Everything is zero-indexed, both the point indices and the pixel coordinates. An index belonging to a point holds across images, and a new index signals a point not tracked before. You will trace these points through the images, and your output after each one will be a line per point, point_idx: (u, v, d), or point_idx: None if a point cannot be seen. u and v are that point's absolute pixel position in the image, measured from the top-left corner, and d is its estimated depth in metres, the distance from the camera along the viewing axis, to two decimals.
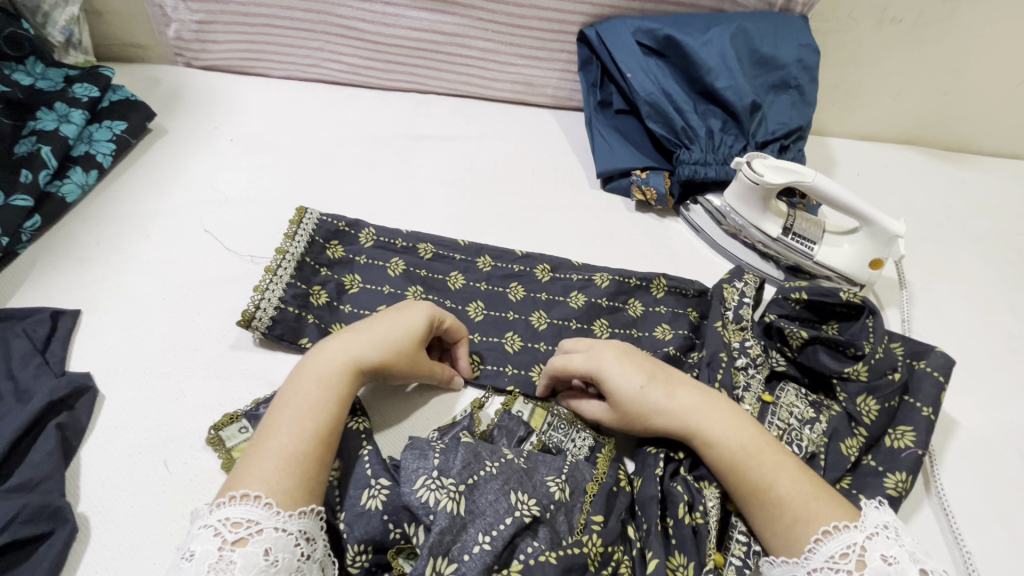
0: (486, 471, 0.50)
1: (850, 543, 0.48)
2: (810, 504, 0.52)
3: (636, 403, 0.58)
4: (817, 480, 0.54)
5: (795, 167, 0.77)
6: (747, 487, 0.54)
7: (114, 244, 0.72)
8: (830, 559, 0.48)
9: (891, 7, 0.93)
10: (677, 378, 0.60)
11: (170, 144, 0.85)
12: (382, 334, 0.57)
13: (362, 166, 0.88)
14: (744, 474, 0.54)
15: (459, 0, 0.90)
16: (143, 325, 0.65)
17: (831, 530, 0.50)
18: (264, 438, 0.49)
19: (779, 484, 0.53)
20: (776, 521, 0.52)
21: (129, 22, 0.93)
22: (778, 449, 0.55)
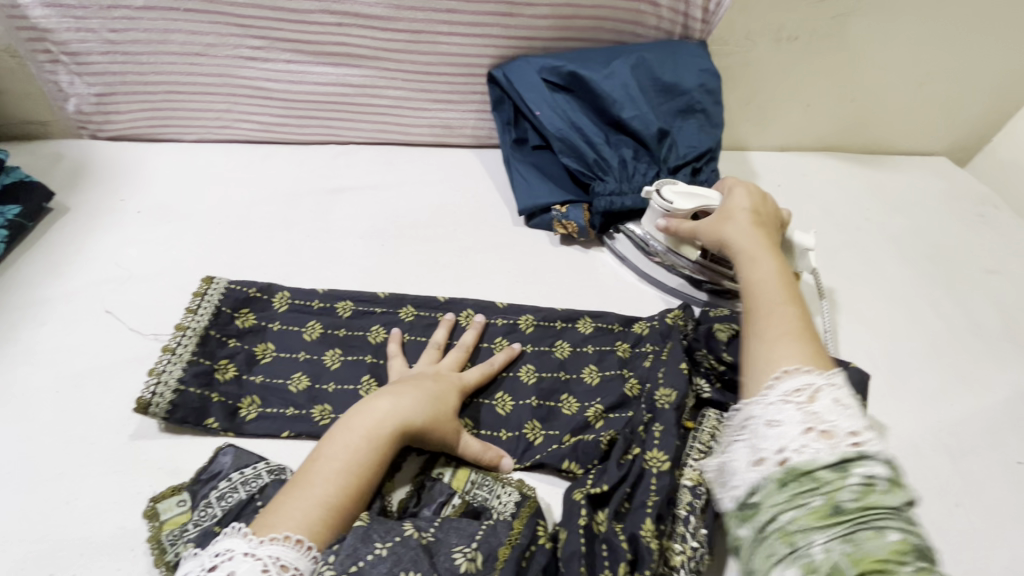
0: (373, 554, 0.47)
1: (808, 381, 0.50)
2: (797, 334, 0.56)
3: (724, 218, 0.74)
4: (819, 334, 0.57)
5: (703, 193, 0.79)
6: (764, 303, 0.61)
7: (6, 336, 0.69)
8: (784, 394, 0.50)
9: (785, 27, 0.97)
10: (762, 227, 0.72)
11: (71, 224, 0.82)
12: (427, 390, 0.62)
13: (278, 226, 0.87)
14: (756, 291, 0.63)
15: (363, 53, 0.90)
16: (34, 424, 0.61)
17: (792, 370, 0.52)
18: (311, 466, 0.53)
19: (791, 315, 0.59)
20: (765, 332, 0.58)
21: (23, 101, 0.90)
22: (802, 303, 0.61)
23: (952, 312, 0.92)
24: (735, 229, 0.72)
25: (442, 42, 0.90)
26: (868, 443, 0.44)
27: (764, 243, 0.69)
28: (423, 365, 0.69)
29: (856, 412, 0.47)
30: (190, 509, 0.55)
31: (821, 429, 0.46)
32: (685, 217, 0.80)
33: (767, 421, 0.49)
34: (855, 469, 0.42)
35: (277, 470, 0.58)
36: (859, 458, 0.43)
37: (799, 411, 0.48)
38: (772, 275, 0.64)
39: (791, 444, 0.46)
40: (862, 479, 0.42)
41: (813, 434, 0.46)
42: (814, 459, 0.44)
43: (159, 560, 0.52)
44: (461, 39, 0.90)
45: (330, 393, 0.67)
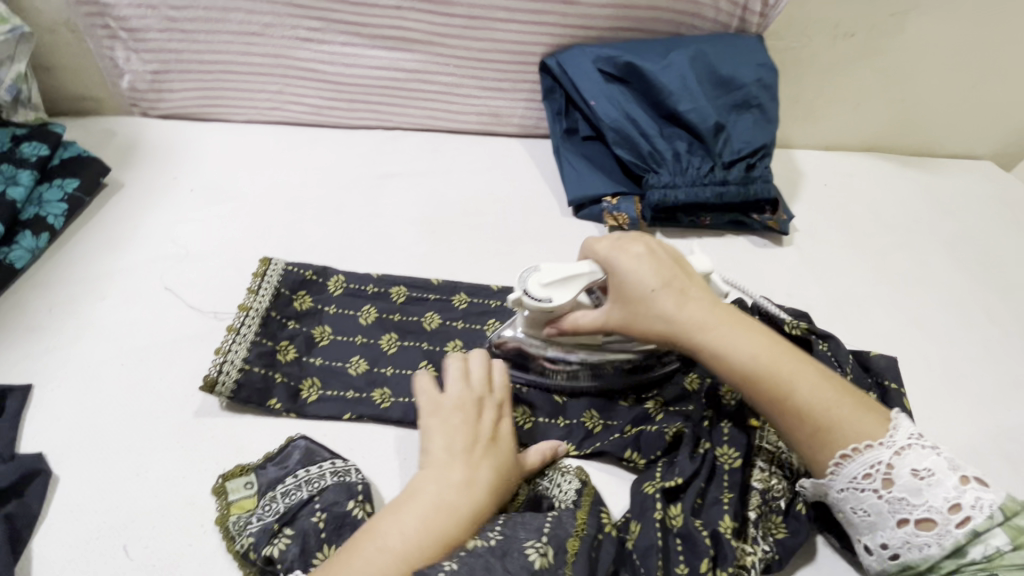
0: (446, 567, 0.46)
1: (873, 463, 0.51)
2: (835, 409, 0.53)
3: (647, 303, 0.58)
4: (831, 379, 0.56)
5: (574, 271, 0.61)
6: (769, 391, 0.55)
7: (68, 309, 0.69)
8: (854, 480, 0.52)
9: (842, 23, 0.95)
10: (685, 283, 0.60)
11: (125, 200, 0.82)
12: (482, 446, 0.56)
13: (329, 209, 0.86)
14: (758, 388, 0.56)
15: (418, 37, 0.89)
16: (100, 397, 0.62)
17: (855, 450, 0.52)
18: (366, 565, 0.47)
19: (798, 388, 0.54)
20: (799, 433, 0.54)
21: (78, 76, 0.90)
22: (792, 354, 0.56)
23: (1005, 318, 0.91)
24: (667, 319, 0.58)
25: (498, 28, 0.89)
26: (972, 510, 0.49)
27: (711, 315, 0.58)
28: (456, 387, 0.60)
29: (943, 472, 0.50)
30: (257, 495, 0.56)
31: (914, 517, 0.50)
32: (568, 309, 0.62)
33: (852, 508, 0.53)
34: (972, 550, 0.48)
35: (342, 471, 0.56)
36: (972, 540, 0.48)
37: (882, 502, 0.51)
38: (756, 356, 0.56)
39: (895, 541, 0.51)
40: (980, 556, 0.48)
41: (911, 526, 0.50)
42: (928, 555, 0.49)
43: (228, 548, 0.52)
44: (518, 26, 0.89)
45: (388, 377, 0.67)
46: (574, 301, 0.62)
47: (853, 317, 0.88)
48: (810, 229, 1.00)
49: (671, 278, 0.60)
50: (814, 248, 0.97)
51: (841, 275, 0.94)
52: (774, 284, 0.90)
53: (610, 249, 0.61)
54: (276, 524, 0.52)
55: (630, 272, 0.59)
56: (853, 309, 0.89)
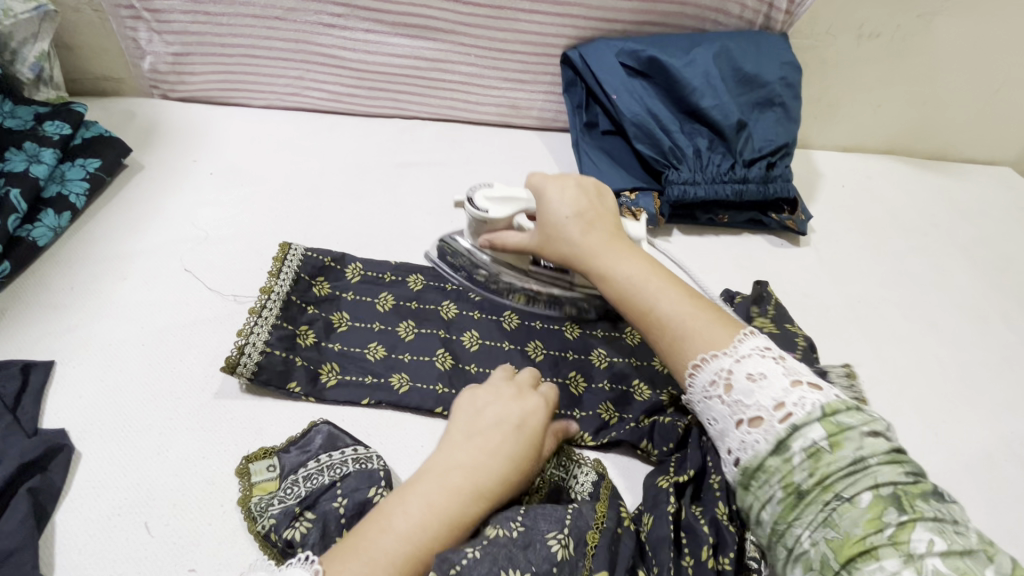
0: (470, 556, 0.46)
1: (718, 371, 0.54)
2: (691, 322, 0.57)
3: (557, 227, 0.65)
4: (706, 300, 0.60)
5: (514, 194, 0.68)
6: (643, 305, 0.60)
7: (89, 287, 0.69)
8: (705, 389, 0.54)
9: (868, 23, 0.94)
10: (597, 217, 0.66)
11: (144, 181, 0.82)
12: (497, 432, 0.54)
13: (347, 196, 0.86)
14: (630, 304, 0.61)
15: (441, 26, 0.89)
16: (121, 375, 0.62)
17: (701, 361, 0.55)
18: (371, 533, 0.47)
19: (663, 305, 0.59)
20: (661, 342, 0.58)
21: (100, 56, 0.90)
22: (666, 278, 0.61)
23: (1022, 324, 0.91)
24: (570, 242, 0.65)
25: (521, 19, 0.88)
26: (795, 407, 0.49)
27: (607, 244, 0.64)
28: (498, 382, 0.61)
29: (773, 376, 0.51)
30: (279, 478, 0.56)
31: (748, 416, 0.51)
32: (501, 226, 0.69)
33: (708, 418, 0.55)
34: (794, 445, 0.48)
35: (364, 459, 0.56)
36: (795, 434, 0.48)
37: (723, 405, 0.53)
38: (637, 278, 0.61)
39: (734, 443, 0.52)
40: (804, 451, 0.48)
41: (746, 425, 0.51)
42: (756, 451, 0.50)
43: (250, 529, 0.52)
44: (541, 18, 0.88)
45: (406, 363, 0.67)
46: (508, 220, 0.68)
47: (870, 320, 0.88)
48: (827, 230, 0.99)
49: (586, 209, 0.66)
50: (831, 249, 0.96)
51: (858, 277, 0.93)
52: (791, 285, 0.90)
53: (542, 180, 0.68)
54: (298, 508, 0.53)
55: (550, 201, 0.66)
56: (870, 311, 0.89)
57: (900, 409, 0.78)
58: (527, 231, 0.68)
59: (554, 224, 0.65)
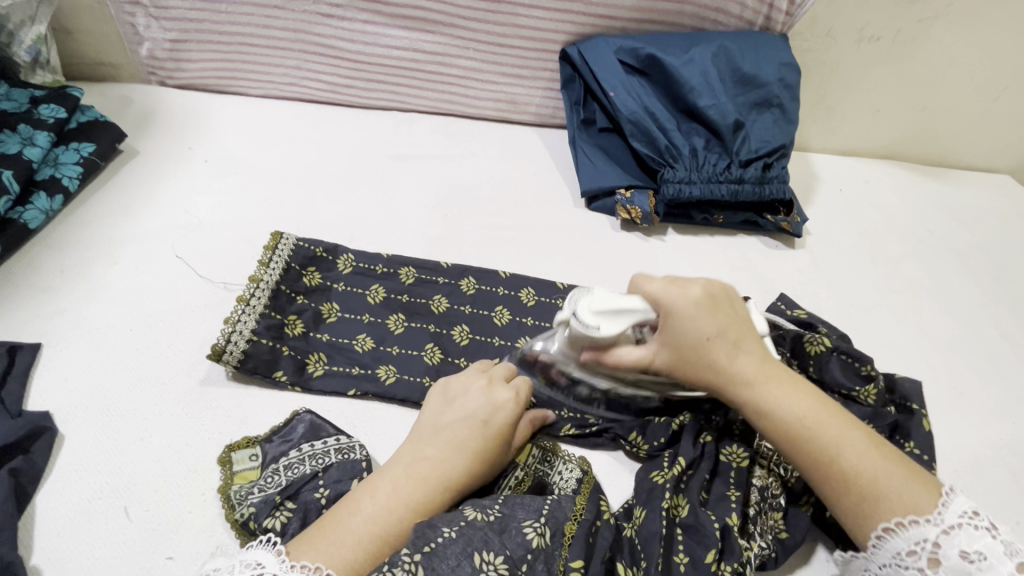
0: (444, 536, 0.46)
1: (920, 540, 0.48)
2: (883, 478, 0.50)
3: (699, 352, 0.55)
4: (885, 443, 0.53)
5: (627, 306, 0.55)
6: (820, 456, 0.52)
7: (79, 271, 0.69)
8: (897, 556, 0.49)
9: (868, 26, 0.94)
10: (744, 334, 0.56)
11: (140, 168, 0.82)
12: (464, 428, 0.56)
13: (342, 187, 0.86)
14: (804, 449, 0.53)
15: (440, 19, 0.89)
16: (108, 359, 0.62)
17: (893, 527, 0.49)
18: (346, 514, 0.49)
19: (845, 456, 0.51)
20: (843, 497, 0.51)
21: (98, 41, 0.90)
22: (840, 416, 0.54)
23: (1015, 332, 0.90)
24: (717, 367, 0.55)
25: (520, 14, 0.88)
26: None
27: (765, 371, 0.55)
28: (474, 373, 0.62)
29: (994, 558, 0.46)
30: (260, 467, 0.56)
31: None
32: (608, 343, 0.56)
33: None
34: None
35: (346, 449, 0.56)
36: None
37: None
38: (805, 418, 0.53)
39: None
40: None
41: None
42: None
43: (228, 516, 0.52)
44: (540, 13, 0.88)
45: (394, 356, 0.67)
46: (619, 338, 0.56)
47: (862, 324, 0.88)
48: (823, 233, 0.99)
49: (728, 327, 0.56)
50: (826, 253, 0.96)
51: (852, 281, 0.93)
52: (784, 286, 0.90)
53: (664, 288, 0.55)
54: (279, 498, 0.52)
55: (686, 319, 0.55)
56: (862, 315, 0.89)
57: None
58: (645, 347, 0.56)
59: (694, 343, 0.55)
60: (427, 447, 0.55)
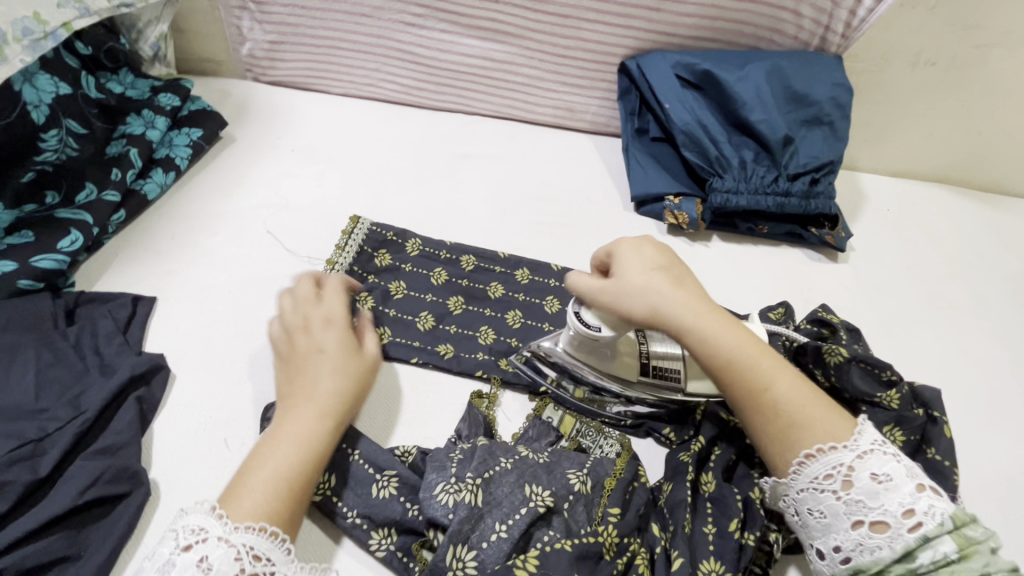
0: (501, 466, 0.56)
1: (836, 464, 0.52)
2: (808, 411, 0.54)
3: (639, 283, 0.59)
4: (807, 382, 0.57)
5: None
6: (749, 380, 0.56)
7: (186, 239, 0.79)
8: (814, 480, 0.52)
9: (924, 51, 0.96)
10: (681, 275, 0.62)
11: (236, 152, 0.92)
12: (326, 364, 0.61)
13: (411, 179, 0.94)
14: (737, 378, 0.57)
15: (510, 30, 0.96)
16: (211, 315, 0.71)
17: (817, 452, 0.53)
18: (248, 479, 0.52)
19: (775, 385, 0.56)
20: (772, 430, 0.55)
21: (206, 40, 1.01)
22: (769, 353, 0.58)
23: None
24: (663, 297, 0.58)
25: (585, 28, 0.95)
26: (925, 517, 0.48)
27: (700, 307, 0.59)
28: (291, 316, 0.64)
29: (900, 479, 0.50)
30: None
31: (869, 519, 0.50)
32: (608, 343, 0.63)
33: (809, 509, 0.53)
34: (921, 555, 0.47)
35: None
36: (921, 545, 0.47)
37: (838, 501, 0.51)
38: (737, 347, 0.57)
39: (848, 544, 0.50)
40: (931, 563, 0.47)
41: (865, 528, 0.50)
42: (878, 558, 0.48)
43: None
44: (605, 28, 0.95)
45: (452, 334, 0.74)
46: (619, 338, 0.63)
47: (902, 339, 0.90)
48: (867, 250, 1.01)
49: (669, 266, 0.61)
50: (869, 268, 0.98)
51: (893, 297, 0.95)
52: (825, 298, 0.93)
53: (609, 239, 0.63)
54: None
55: (627, 257, 0.61)
56: (902, 330, 0.91)
57: None
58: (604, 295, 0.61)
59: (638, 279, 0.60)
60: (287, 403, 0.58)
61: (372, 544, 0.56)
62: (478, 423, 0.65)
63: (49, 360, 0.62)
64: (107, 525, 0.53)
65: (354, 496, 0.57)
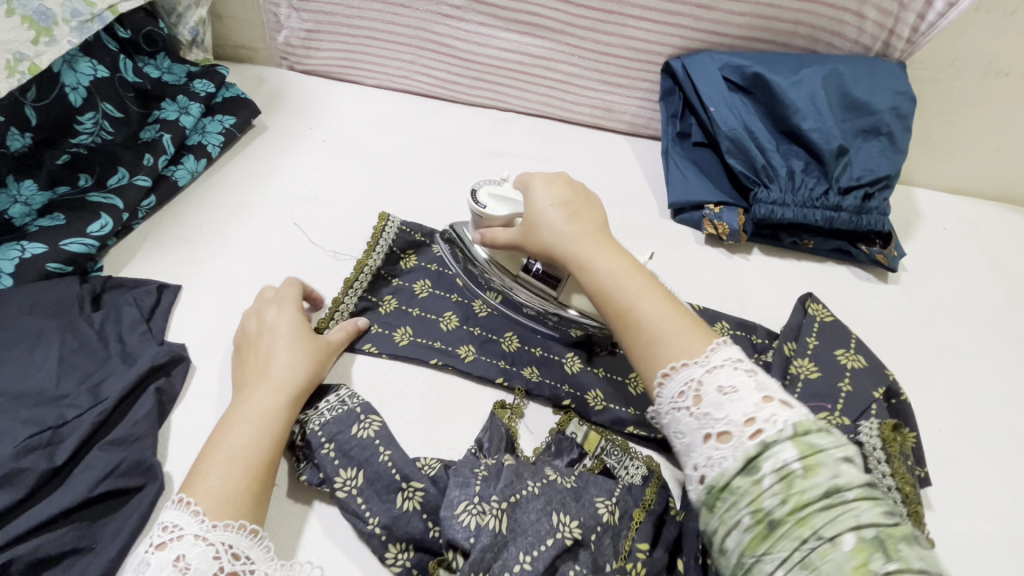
0: (528, 491, 0.53)
1: (688, 380, 0.50)
2: (670, 328, 0.54)
3: (540, 214, 0.63)
4: (685, 309, 0.57)
5: (514, 196, 0.66)
6: (619, 303, 0.57)
7: (214, 227, 0.78)
8: (673, 400, 0.51)
9: (997, 60, 0.88)
10: (588, 212, 0.64)
11: (267, 140, 0.91)
12: (275, 343, 0.62)
13: (441, 175, 0.92)
14: (611, 303, 0.58)
15: (551, 25, 0.93)
16: (235, 306, 0.70)
17: (672, 369, 0.52)
18: (209, 467, 0.51)
19: (641, 306, 0.56)
20: (636, 346, 0.55)
21: (243, 26, 1.01)
22: (648, 278, 0.58)
23: None
24: (552, 230, 0.62)
25: (630, 26, 0.91)
26: (766, 424, 0.45)
27: (590, 237, 0.61)
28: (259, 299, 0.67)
29: (745, 391, 0.48)
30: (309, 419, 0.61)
31: (716, 430, 0.47)
32: (496, 224, 0.66)
33: (675, 431, 0.51)
34: (763, 465, 0.44)
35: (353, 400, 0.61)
36: (762, 451, 0.44)
37: (691, 418, 0.49)
38: (614, 272, 0.58)
39: (700, 460, 0.48)
40: (773, 472, 0.43)
41: (713, 441, 0.47)
42: (724, 470, 0.45)
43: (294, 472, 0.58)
44: (651, 25, 0.90)
45: (475, 337, 0.72)
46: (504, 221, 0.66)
47: (955, 370, 0.84)
48: (921, 272, 0.94)
49: (572, 199, 0.64)
50: (922, 291, 0.92)
51: (949, 323, 0.89)
52: (871, 320, 0.87)
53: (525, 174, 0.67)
54: (298, 451, 0.59)
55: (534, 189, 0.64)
56: (956, 360, 0.85)
57: (973, 462, 0.75)
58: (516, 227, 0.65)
59: (539, 211, 0.63)
60: (246, 386, 0.59)
61: (389, 557, 0.54)
62: (500, 438, 0.63)
63: (73, 346, 0.62)
64: (121, 519, 0.53)
65: (378, 502, 0.55)
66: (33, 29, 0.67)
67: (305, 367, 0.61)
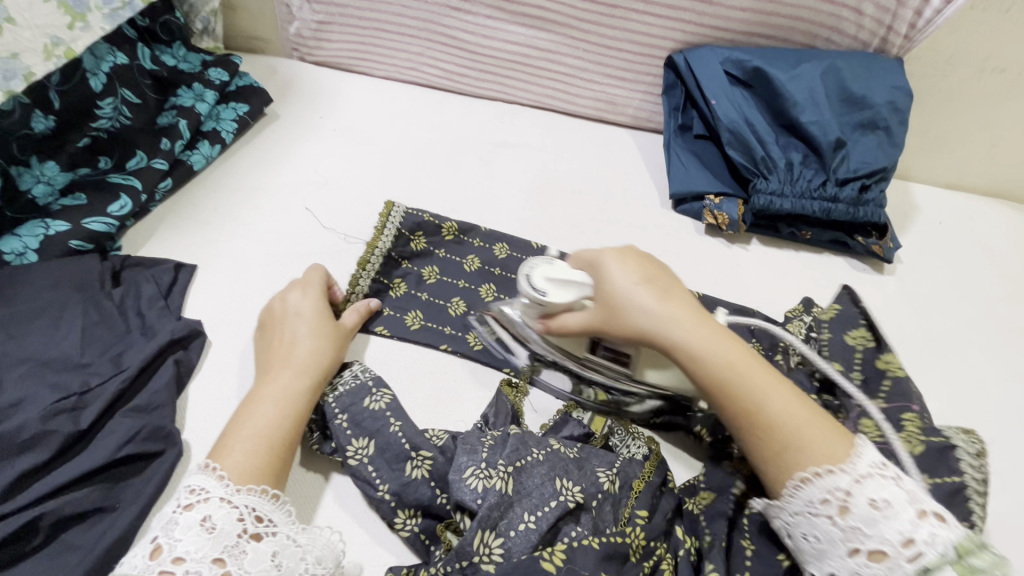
0: (533, 457, 0.56)
1: (831, 489, 0.49)
2: (804, 430, 0.52)
3: (624, 296, 0.58)
4: (809, 399, 0.55)
5: (576, 278, 0.61)
6: (737, 396, 0.54)
7: (228, 211, 0.81)
8: (809, 504, 0.50)
9: (992, 57, 0.90)
10: (671, 287, 0.60)
11: (279, 128, 0.93)
12: (300, 332, 0.64)
13: (447, 165, 0.94)
14: (730, 396, 0.54)
15: (557, 19, 0.95)
16: (249, 286, 0.72)
17: (810, 476, 0.50)
18: (233, 441, 0.54)
19: (768, 403, 0.53)
20: (766, 448, 0.53)
21: (256, 17, 1.03)
22: (764, 365, 0.55)
23: None
24: (645, 314, 0.57)
25: (634, 20, 0.93)
26: (925, 546, 0.46)
27: (692, 321, 0.57)
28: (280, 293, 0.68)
29: (900, 508, 0.48)
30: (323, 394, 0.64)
31: (866, 547, 0.48)
32: (558, 310, 0.62)
33: (802, 533, 0.51)
34: None
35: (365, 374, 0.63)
36: None
37: (832, 527, 0.49)
38: (731, 362, 0.55)
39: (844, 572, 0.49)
40: None
41: (862, 557, 0.48)
42: None
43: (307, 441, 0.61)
44: (654, 20, 0.92)
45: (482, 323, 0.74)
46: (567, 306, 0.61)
47: (948, 359, 0.86)
48: (916, 264, 0.97)
49: (653, 275, 0.60)
50: (917, 283, 0.94)
51: (942, 314, 0.91)
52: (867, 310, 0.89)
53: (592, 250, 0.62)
54: (311, 422, 0.61)
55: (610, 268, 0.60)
56: (949, 350, 0.87)
57: None
58: (586, 310, 0.61)
59: (625, 294, 0.58)
60: (271, 368, 0.61)
61: (397, 523, 0.56)
62: (505, 412, 0.65)
63: (95, 320, 0.64)
64: (142, 482, 0.55)
65: (388, 469, 0.57)
66: (69, 14, 0.70)
67: (327, 349, 0.63)
